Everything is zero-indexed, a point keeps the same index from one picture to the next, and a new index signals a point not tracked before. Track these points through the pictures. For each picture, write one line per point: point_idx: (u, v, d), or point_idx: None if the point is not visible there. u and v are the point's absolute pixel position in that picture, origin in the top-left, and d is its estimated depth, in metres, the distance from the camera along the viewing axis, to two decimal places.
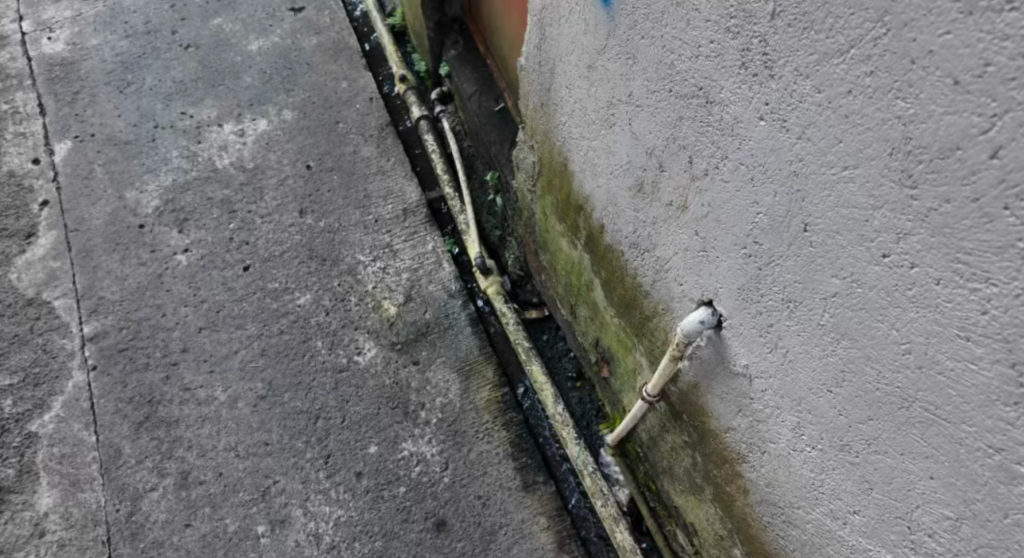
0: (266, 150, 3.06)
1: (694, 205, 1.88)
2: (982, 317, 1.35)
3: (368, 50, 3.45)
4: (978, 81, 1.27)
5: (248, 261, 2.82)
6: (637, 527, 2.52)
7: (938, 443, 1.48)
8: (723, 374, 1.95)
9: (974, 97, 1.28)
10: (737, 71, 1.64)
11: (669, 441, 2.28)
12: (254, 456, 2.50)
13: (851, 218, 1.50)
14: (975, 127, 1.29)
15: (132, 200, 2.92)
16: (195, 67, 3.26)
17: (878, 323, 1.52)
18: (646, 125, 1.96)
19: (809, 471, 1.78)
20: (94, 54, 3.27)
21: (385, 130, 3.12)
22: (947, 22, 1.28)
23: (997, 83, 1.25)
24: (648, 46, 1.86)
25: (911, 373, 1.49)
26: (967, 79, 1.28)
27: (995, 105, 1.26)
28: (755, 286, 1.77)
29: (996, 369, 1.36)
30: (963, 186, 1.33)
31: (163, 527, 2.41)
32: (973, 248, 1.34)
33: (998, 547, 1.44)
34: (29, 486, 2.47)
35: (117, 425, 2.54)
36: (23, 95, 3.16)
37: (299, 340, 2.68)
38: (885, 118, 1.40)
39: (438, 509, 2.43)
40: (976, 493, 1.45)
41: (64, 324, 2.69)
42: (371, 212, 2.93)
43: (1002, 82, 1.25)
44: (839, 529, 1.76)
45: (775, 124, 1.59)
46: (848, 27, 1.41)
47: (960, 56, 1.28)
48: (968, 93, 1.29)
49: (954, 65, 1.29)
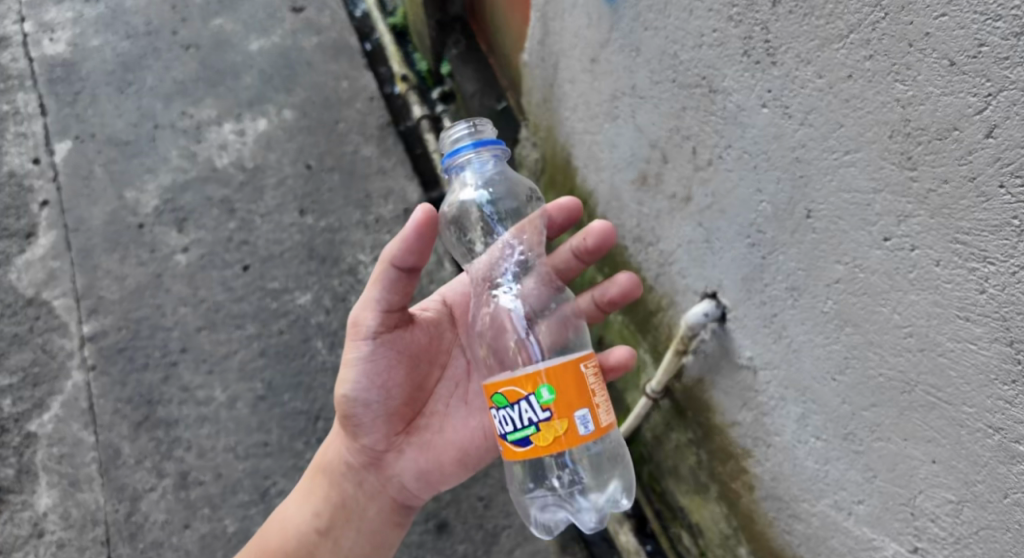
0: (266, 149, 2.92)
1: (698, 195, 1.85)
2: (981, 297, 1.33)
3: (369, 50, 3.19)
4: (974, 61, 1.25)
5: (248, 260, 2.74)
6: (642, 528, 2.35)
7: (940, 426, 1.46)
8: (727, 367, 1.92)
9: (969, 77, 1.26)
10: (738, 59, 1.62)
11: (673, 440, 2.21)
12: (252, 457, 2.47)
13: (852, 203, 1.49)
14: (971, 107, 1.27)
15: (132, 199, 2.84)
16: (195, 68, 3.07)
17: (881, 307, 1.50)
18: (649, 117, 1.93)
19: (814, 462, 1.75)
20: (95, 55, 3.10)
21: (385, 130, 2.94)
22: (943, 5, 1.26)
23: (991, 63, 1.23)
24: (650, 38, 1.84)
25: (913, 356, 1.47)
26: (961, 60, 1.26)
27: (989, 85, 1.24)
28: (759, 275, 1.75)
29: (994, 348, 1.34)
30: (960, 165, 1.31)
31: (162, 527, 2.41)
32: (970, 228, 1.32)
33: (999, 528, 1.41)
34: (29, 486, 2.46)
35: (117, 425, 2.52)
36: (24, 96, 3.04)
37: (299, 340, 2.62)
38: (885, 101, 1.38)
39: (439, 510, 2.38)
40: (977, 475, 1.42)
41: (63, 324, 2.65)
42: (372, 212, 2.80)
43: (996, 62, 1.23)
44: (844, 520, 1.72)
45: (778, 112, 1.58)
46: (846, 13, 1.39)
47: (955, 38, 1.26)
48: (963, 74, 1.27)
49: (950, 47, 1.27)
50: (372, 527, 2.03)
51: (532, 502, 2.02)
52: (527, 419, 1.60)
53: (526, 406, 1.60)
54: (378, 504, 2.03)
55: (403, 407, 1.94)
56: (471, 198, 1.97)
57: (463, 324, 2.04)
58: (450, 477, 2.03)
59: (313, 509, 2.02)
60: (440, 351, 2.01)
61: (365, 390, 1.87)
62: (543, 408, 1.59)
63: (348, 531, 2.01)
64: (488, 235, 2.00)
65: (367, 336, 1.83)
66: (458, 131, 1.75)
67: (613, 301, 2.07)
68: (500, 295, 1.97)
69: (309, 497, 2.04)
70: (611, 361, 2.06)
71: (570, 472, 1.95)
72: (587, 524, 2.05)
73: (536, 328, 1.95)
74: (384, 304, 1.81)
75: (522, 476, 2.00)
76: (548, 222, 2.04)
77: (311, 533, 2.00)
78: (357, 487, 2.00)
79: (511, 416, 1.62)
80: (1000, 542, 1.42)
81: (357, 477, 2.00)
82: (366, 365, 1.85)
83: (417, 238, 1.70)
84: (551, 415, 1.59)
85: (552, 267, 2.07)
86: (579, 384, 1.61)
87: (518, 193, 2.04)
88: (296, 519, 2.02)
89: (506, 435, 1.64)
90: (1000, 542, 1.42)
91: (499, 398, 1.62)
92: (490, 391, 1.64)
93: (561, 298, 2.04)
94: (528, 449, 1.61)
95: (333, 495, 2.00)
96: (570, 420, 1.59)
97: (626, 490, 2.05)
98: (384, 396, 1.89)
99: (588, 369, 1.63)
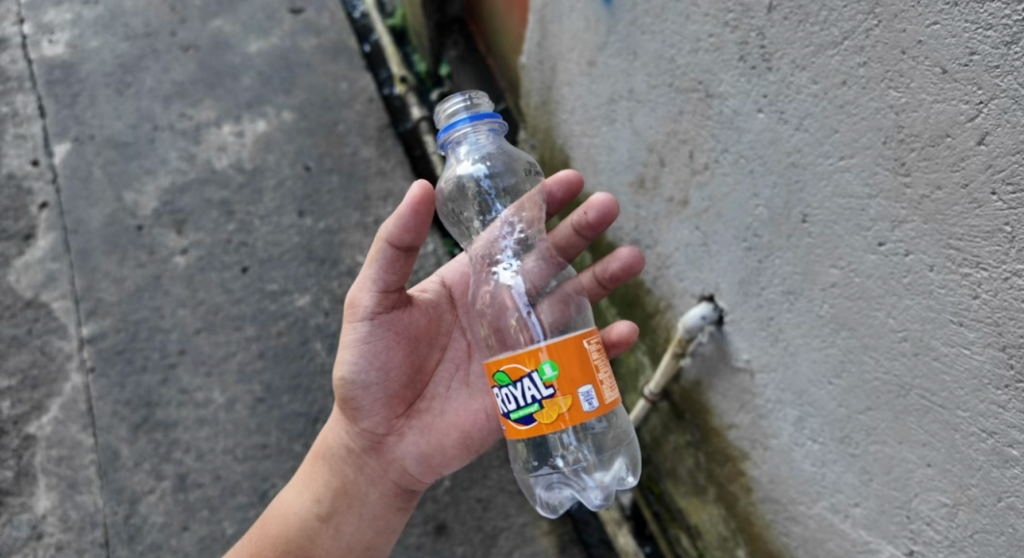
0: (266, 150, 2.89)
1: (694, 199, 1.85)
2: (973, 302, 1.35)
3: (368, 51, 3.20)
4: (965, 69, 1.28)
5: (247, 262, 2.69)
6: (640, 531, 2.28)
7: (935, 430, 1.46)
8: (725, 370, 1.92)
9: (961, 85, 1.29)
10: (736, 64, 1.63)
11: (671, 442, 2.18)
12: (252, 459, 2.43)
13: (848, 208, 1.50)
14: (963, 114, 1.30)
15: (131, 200, 2.79)
16: (194, 69, 3.04)
17: (876, 311, 1.50)
18: (646, 120, 1.93)
19: (811, 465, 1.75)
20: (94, 56, 3.05)
21: (384, 131, 2.91)
22: (935, 13, 1.29)
23: (982, 71, 1.26)
24: (647, 42, 1.84)
25: (908, 360, 1.47)
26: (953, 68, 1.29)
27: (981, 92, 1.27)
28: (755, 278, 1.75)
29: (987, 353, 1.35)
30: (952, 172, 1.32)
31: (161, 530, 2.36)
32: (963, 234, 1.33)
33: (993, 532, 1.42)
34: (27, 488, 2.41)
35: (114, 427, 2.46)
36: (23, 98, 2.97)
37: (297, 342, 2.57)
38: (878, 108, 1.40)
39: (438, 512, 2.29)
40: (971, 478, 1.43)
41: (61, 326, 2.59)
42: (371, 213, 2.76)
43: (987, 70, 1.26)
44: (840, 523, 1.72)
45: (774, 117, 1.59)
46: (841, 19, 1.41)
47: (946, 46, 1.29)
48: (956, 82, 1.29)
49: (942, 54, 1.30)
50: (373, 512, 2.02)
51: (539, 479, 1.97)
52: (530, 397, 1.60)
53: (529, 384, 1.60)
54: (379, 490, 2.00)
55: (403, 388, 1.91)
56: (468, 172, 1.94)
57: (463, 305, 2.01)
58: (452, 460, 2.00)
59: (313, 495, 1.99)
60: (440, 333, 1.98)
61: (363, 372, 1.84)
62: (545, 385, 1.59)
63: (349, 515, 1.99)
64: (486, 213, 1.97)
65: (365, 316, 1.80)
66: (453, 102, 1.74)
67: (615, 276, 2.01)
68: (499, 271, 1.91)
69: (308, 484, 2.01)
70: (614, 336, 1.96)
71: (574, 451, 1.89)
72: (593, 504, 1.92)
73: (537, 307, 1.92)
74: (381, 283, 1.78)
75: (526, 454, 1.94)
76: (547, 197, 1.97)
77: (313, 518, 1.98)
78: (357, 471, 1.98)
79: (514, 394, 1.61)
80: (994, 545, 1.42)
81: (358, 461, 1.97)
82: (364, 346, 1.82)
83: (414, 217, 1.68)
84: (553, 392, 1.59)
85: (554, 244, 2.03)
86: (583, 360, 1.60)
87: (516, 169, 1.98)
88: (295, 505, 2.01)
89: (508, 414, 1.63)
90: (994, 545, 1.42)
91: (499, 376, 1.62)
92: (492, 369, 1.63)
93: (563, 274, 2.00)
94: (532, 427, 1.60)
95: (333, 480, 1.98)
96: (574, 397, 1.59)
97: (632, 467, 1.94)
98: (384, 377, 1.87)
99: (592, 345, 1.63)
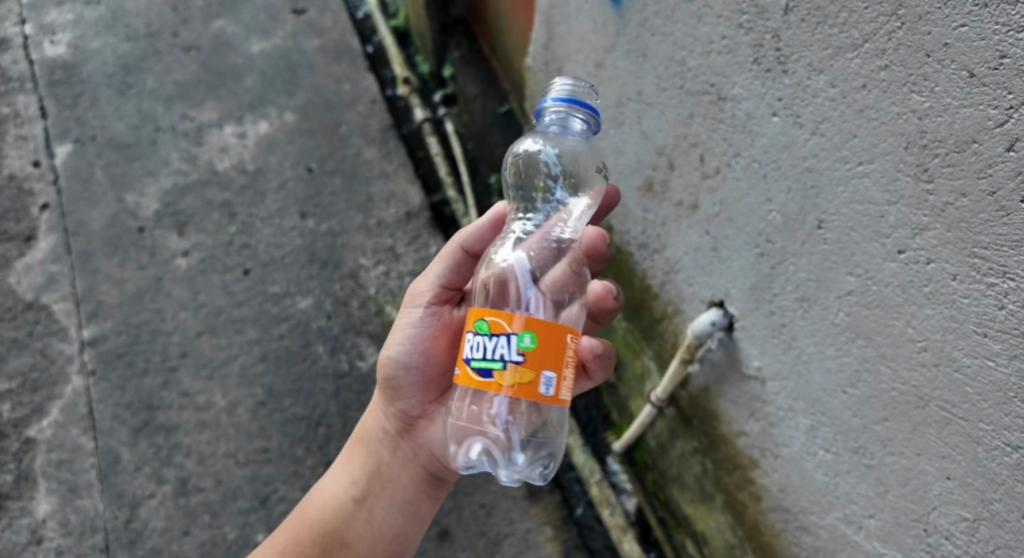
0: (268, 152, 2.85)
1: (705, 204, 1.83)
2: (999, 313, 1.33)
3: (370, 52, 3.17)
4: (994, 73, 1.26)
5: (248, 265, 2.65)
6: (645, 537, 2.24)
7: (955, 442, 1.44)
8: (735, 378, 1.89)
9: (990, 89, 1.27)
10: (749, 67, 1.62)
11: (678, 449, 2.14)
12: (253, 464, 2.37)
13: (866, 214, 1.48)
14: (991, 120, 1.27)
15: (132, 202, 2.74)
16: (196, 70, 3.00)
17: (895, 320, 1.48)
18: (656, 124, 1.91)
19: (823, 475, 1.72)
20: (95, 57, 3.01)
21: (387, 132, 2.88)
22: (963, 14, 1.27)
23: (1014, 75, 1.24)
24: (658, 44, 1.82)
25: (928, 371, 1.45)
26: (982, 72, 1.27)
27: (1011, 97, 1.25)
28: (767, 286, 1.73)
29: (1013, 365, 1.33)
30: (979, 179, 1.30)
31: (161, 535, 2.29)
32: (990, 242, 1.31)
33: (1016, 548, 1.40)
34: (27, 492, 2.34)
35: (115, 431, 2.40)
36: (24, 98, 2.91)
37: (300, 345, 2.53)
38: (899, 112, 1.38)
39: (441, 517, 2.21)
40: (993, 493, 1.41)
41: (62, 329, 2.53)
42: (374, 215, 2.73)
43: (1018, 74, 1.23)
44: (852, 535, 1.70)
45: (788, 121, 1.57)
46: (862, 21, 1.40)
47: (976, 49, 1.27)
48: (984, 86, 1.27)
49: (970, 58, 1.28)
50: (406, 499, 1.84)
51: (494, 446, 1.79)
52: (498, 354, 1.51)
53: (504, 341, 1.51)
54: (412, 474, 1.84)
55: (447, 377, 1.85)
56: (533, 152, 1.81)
57: None
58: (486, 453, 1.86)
59: (347, 479, 1.84)
60: None
61: (409, 349, 1.80)
62: (519, 351, 1.50)
63: (383, 500, 1.82)
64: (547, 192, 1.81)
65: (421, 305, 1.80)
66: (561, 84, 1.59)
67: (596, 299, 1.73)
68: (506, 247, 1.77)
69: (343, 469, 1.86)
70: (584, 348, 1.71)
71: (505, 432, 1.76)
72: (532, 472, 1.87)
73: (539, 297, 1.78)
74: (443, 281, 1.79)
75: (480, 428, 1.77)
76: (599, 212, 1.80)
77: (346, 500, 1.81)
78: (391, 453, 1.84)
79: (486, 344, 1.52)
80: None
81: (395, 444, 1.84)
82: (417, 333, 1.80)
83: (490, 231, 1.72)
84: (522, 360, 1.50)
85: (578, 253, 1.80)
86: (559, 346, 1.52)
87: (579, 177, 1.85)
88: (328, 493, 1.83)
89: (470, 361, 1.54)
90: None
91: (481, 324, 1.53)
92: (475, 315, 1.55)
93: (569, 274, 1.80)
94: (486, 382, 1.52)
95: (368, 462, 1.84)
96: (536, 376, 1.50)
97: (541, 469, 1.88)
98: (428, 362, 1.82)
99: (573, 340, 1.55)
